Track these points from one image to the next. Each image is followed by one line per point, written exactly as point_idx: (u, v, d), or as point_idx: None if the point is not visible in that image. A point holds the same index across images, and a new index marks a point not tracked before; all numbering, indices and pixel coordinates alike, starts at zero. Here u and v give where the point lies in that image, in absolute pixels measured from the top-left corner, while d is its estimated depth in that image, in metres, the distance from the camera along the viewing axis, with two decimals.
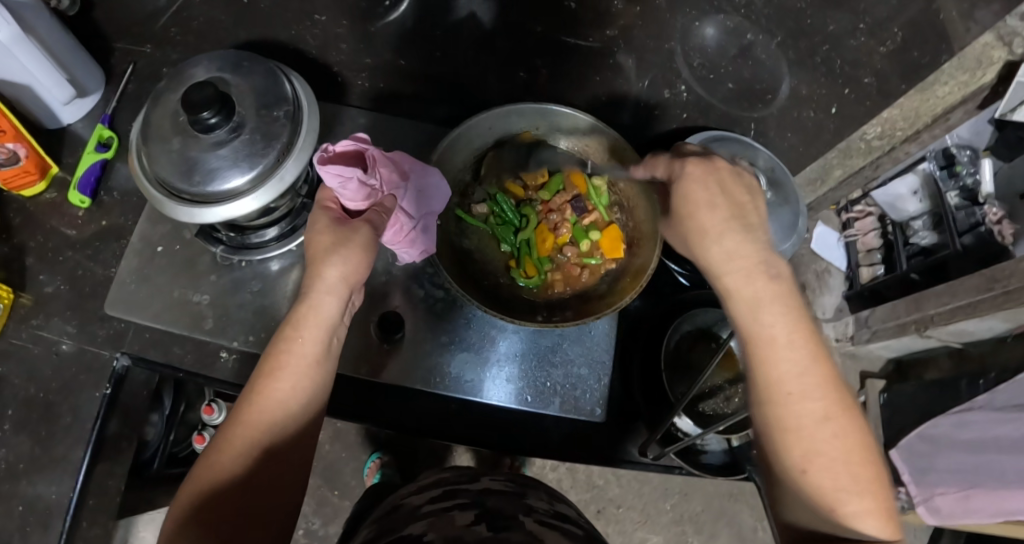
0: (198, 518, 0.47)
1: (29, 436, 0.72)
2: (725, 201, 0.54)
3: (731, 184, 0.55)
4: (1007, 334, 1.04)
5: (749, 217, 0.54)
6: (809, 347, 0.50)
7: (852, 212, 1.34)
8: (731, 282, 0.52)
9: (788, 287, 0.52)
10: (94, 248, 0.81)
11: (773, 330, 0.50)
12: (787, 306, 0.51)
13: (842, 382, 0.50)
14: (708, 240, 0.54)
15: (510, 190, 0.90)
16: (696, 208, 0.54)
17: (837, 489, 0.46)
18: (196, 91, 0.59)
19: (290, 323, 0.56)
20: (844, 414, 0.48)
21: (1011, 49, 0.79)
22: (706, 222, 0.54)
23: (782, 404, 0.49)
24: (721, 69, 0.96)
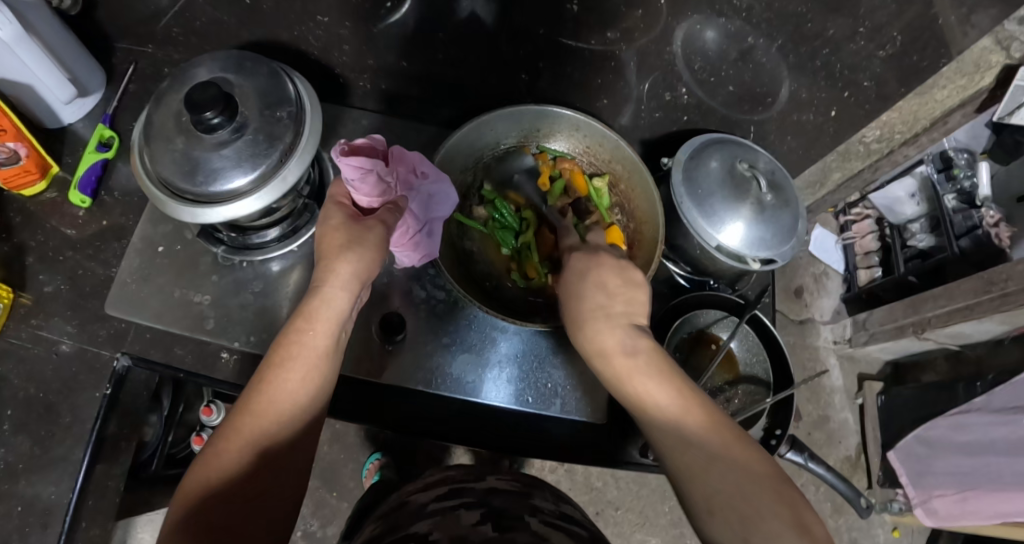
0: (198, 506, 0.47)
1: (28, 436, 0.72)
2: (600, 295, 0.63)
3: (604, 277, 0.65)
4: (1004, 337, 1.05)
5: (613, 305, 0.62)
6: (678, 401, 0.52)
7: (849, 216, 1.35)
8: (600, 365, 0.59)
9: (648, 357, 0.56)
10: (94, 248, 0.81)
11: (642, 394, 0.54)
12: (649, 372, 0.55)
13: (724, 421, 0.51)
14: (580, 328, 0.62)
15: (510, 198, 0.89)
16: (576, 301, 0.65)
17: (741, 521, 0.45)
18: (200, 91, 0.59)
19: (302, 316, 0.58)
20: (728, 447, 0.49)
21: (1010, 53, 0.85)
22: (579, 315, 0.63)
23: (671, 459, 0.50)
24: (721, 74, 0.91)
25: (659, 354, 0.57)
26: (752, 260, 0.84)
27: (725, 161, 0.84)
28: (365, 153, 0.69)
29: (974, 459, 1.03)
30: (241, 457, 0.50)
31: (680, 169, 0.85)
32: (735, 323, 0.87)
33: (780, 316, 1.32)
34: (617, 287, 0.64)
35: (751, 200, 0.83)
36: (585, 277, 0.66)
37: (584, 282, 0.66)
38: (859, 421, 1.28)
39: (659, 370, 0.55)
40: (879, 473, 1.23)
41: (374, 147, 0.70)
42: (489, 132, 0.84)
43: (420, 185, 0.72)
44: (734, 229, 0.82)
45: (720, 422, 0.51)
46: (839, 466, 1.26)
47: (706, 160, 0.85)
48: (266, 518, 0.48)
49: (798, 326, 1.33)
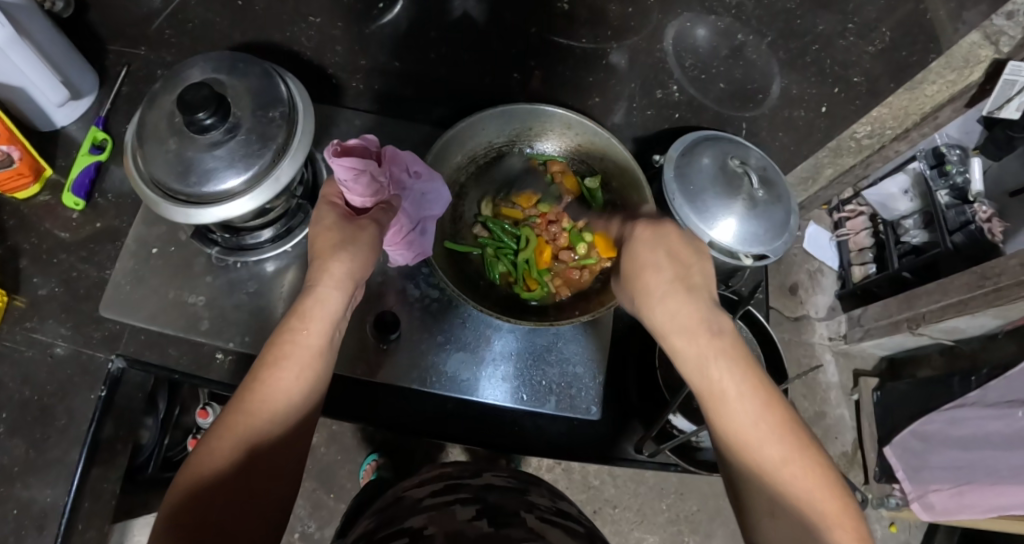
0: (192, 496, 0.47)
1: (23, 438, 0.72)
2: (672, 266, 0.61)
3: (680, 249, 0.62)
4: (998, 331, 1.05)
5: (692, 280, 0.60)
6: (758, 397, 0.52)
7: (843, 212, 1.35)
8: (675, 339, 0.57)
9: (733, 343, 0.55)
10: (88, 250, 0.81)
11: (721, 383, 0.54)
12: (730, 359, 0.54)
13: (797, 425, 0.52)
14: (655, 300, 0.60)
15: (506, 214, 0.90)
16: (646, 267, 0.62)
17: (805, 529, 0.46)
18: (192, 92, 0.59)
19: (295, 315, 0.58)
20: (802, 453, 0.50)
21: (998, 47, 0.86)
22: (656, 283, 0.61)
23: (743, 450, 0.51)
24: (713, 70, 0.92)
25: (739, 341, 0.56)
26: (745, 255, 0.84)
27: (717, 157, 0.85)
28: (358, 154, 0.69)
29: (969, 453, 1.03)
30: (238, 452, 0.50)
31: (671, 166, 0.85)
32: (728, 319, 0.87)
33: (776, 313, 1.32)
34: (695, 260, 0.61)
35: (743, 195, 0.83)
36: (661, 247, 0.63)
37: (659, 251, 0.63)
38: (856, 417, 1.30)
39: (742, 360, 0.55)
40: (875, 468, 1.24)
41: (366, 147, 0.70)
42: (483, 132, 0.84)
43: (412, 184, 0.73)
44: (726, 224, 0.83)
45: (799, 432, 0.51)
46: (836, 461, 1.27)
47: (698, 156, 0.85)
48: (261, 515, 0.48)
49: (793, 322, 1.33)
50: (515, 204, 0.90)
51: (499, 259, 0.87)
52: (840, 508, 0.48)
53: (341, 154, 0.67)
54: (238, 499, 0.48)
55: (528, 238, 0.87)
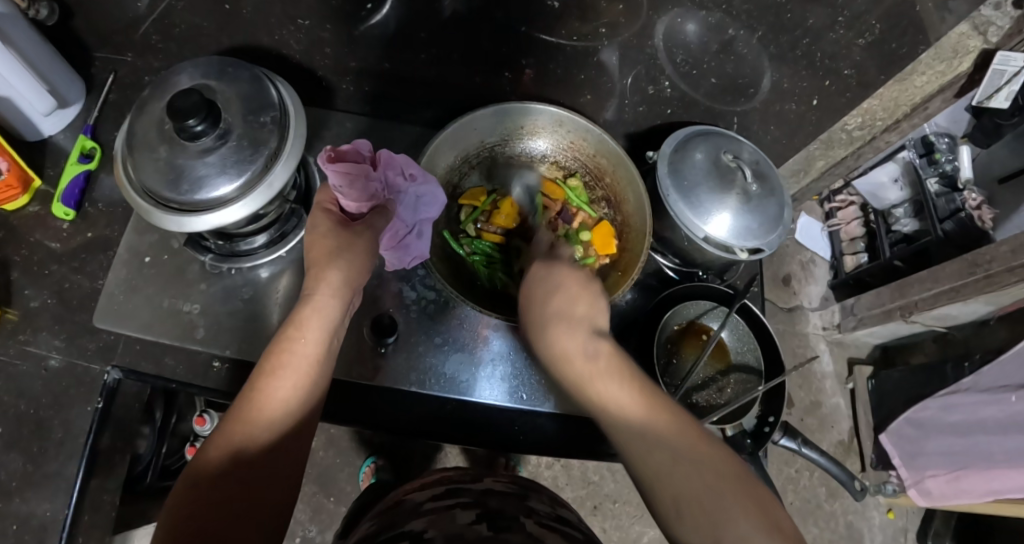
0: (183, 506, 0.47)
1: (20, 452, 0.71)
2: (560, 300, 0.64)
3: (570, 284, 0.66)
4: (990, 317, 1.06)
5: (574, 311, 0.63)
6: (632, 397, 0.53)
7: (834, 203, 1.37)
8: (561, 368, 0.59)
9: (610, 359, 0.56)
10: (80, 261, 0.80)
11: (603, 397, 0.54)
12: (611, 375, 0.55)
13: (677, 416, 0.51)
14: (543, 334, 0.63)
15: (486, 236, 0.89)
16: (540, 307, 0.65)
17: (710, 519, 0.44)
18: (182, 98, 0.58)
19: (291, 325, 0.58)
20: (684, 443, 0.48)
21: (987, 37, 0.87)
22: (543, 321, 0.64)
23: (629, 452, 0.50)
24: (704, 65, 0.90)
25: (616, 354, 0.57)
26: (740, 249, 0.84)
27: (710, 152, 0.86)
28: (352, 159, 0.69)
29: (964, 439, 1.04)
30: (225, 459, 0.50)
31: (665, 162, 0.85)
32: (725, 312, 0.87)
33: (770, 305, 1.33)
34: (573, 293, 0.65)
35: (737, 190, 0.84)
36: (544, 285, 0.67)
37: (543, 288, 0.67)
38: (850, 405, 1.31)
39: (619, 371, 0.55)
40: (872, 456, 1.25)
41: (361, 152, 0.70)
42: (474, 133, 0.84)
43: (408, 188, 0.72)
44: (721, 219, 0.83)
45: (689, 428, 0.50)
46: (832, 450, 1.28)
47: (691, 152, 0.86)
48: (257, 522, 0.48)
49: (787, 313, 1.34)
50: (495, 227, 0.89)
51: (491, 269, 0.88)
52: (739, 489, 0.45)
53: (334, 160, 0.67)
54: (225, 502, 0.48)
55: (520, 249, 0.88)
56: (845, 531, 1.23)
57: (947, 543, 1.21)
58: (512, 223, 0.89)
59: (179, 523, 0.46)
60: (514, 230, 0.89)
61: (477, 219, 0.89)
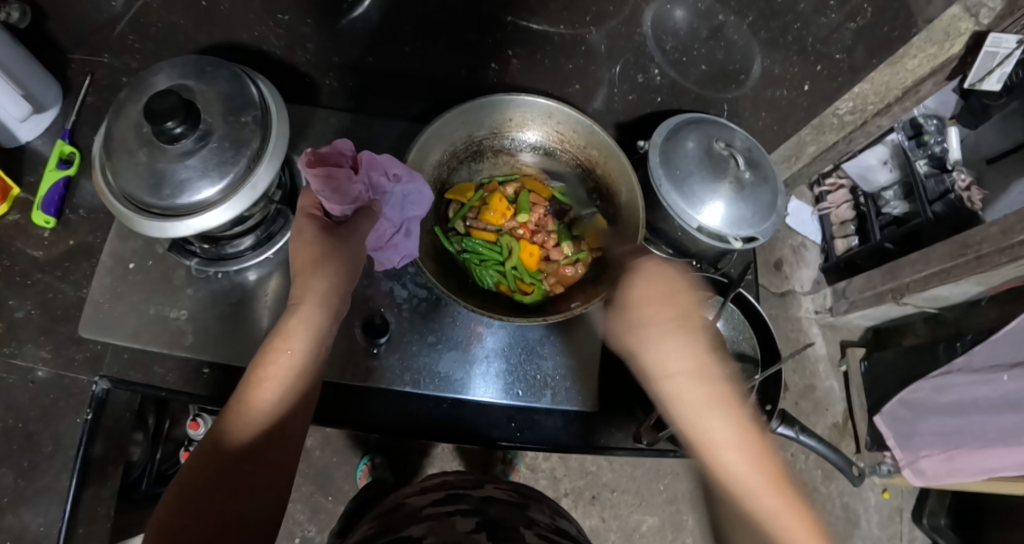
0: (170, 522, 0.47)
1: (9, 468, 0.70)
2: (667, 306, 0.56)
3: (676, 288, 0.57)
4: (981, 297, 1.07)
5: (690, 316, 0.55)
6: (751, 453, 0.50)
7: (824, 186, 1.36)
8: (664, 384, 0.53)
9: (724, 390, 0.52)
10: (63, 269, 0.78)
11: (711, 430, 0.51)
12: (724, 410, 0.51)
13: (796, 490, 0.49)
14: (638, 338, 0.55)
15: (477, 233, 0.88)
16: (643, 309, 0.56)
17: None
18: (159, 101, 0.57)
19: (277, 334, 0.57)
20: (806, 525, 0.47)
21: (979, 19, 0.83)
22: (647, 324, 0.55)
23: (737, 506, 0.48)
24: (693, 53, 0.89)
25: (732, 385, 0.53)
26: (735, 238, 0.84)
27: (703, 141, 0.84)
28: (333, 162, 0.67)
29: (958, 419, 1.05)
30: (210, 468, 0.50)
31: (656, 152, 0.85)
32: (720, 302, 0.87)
33: (763, 290, 1.33)
34: (685, 296, 0.57)
35: (730, 177, 0.83)
36: (651, 285, 0.57)
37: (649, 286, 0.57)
38: (844, 387, 1.32)
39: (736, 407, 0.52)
40: (866, 437, 1.26)
41: (342, 153, 0.68)
42: (462, 127, 0.82)
43: (393, 188, 0.70)
44: (715, 208, 0.83)
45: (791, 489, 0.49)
46: (826, 432, 1.29)
47: (683, 140, 0.84)
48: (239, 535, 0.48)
49: (779, 298, 1.35)
50: (486, 224, 0.88)
51: (483, 267, 0.86)
52: None
53: (315, 163, 0.66)
54: (212, 513, 0.47)
55: (511, 246, 0.88)
56: (841, 512, 1.25)
57: (941, 520, 1.23)
58: (503, 220, 0.89)
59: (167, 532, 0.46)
60: (505, 226, 0.89)
61: (466, 215, 0.88)
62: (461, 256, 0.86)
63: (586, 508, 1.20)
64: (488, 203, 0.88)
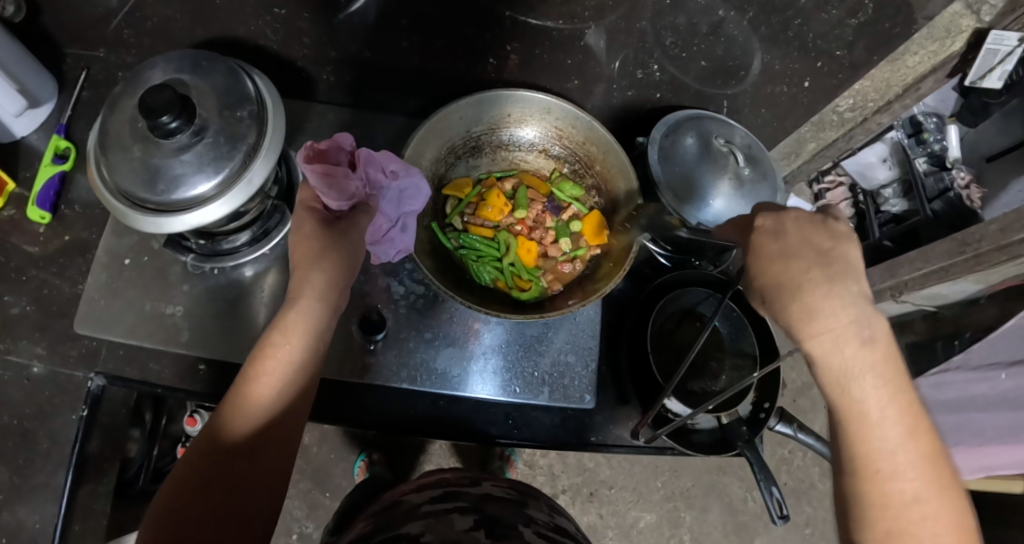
0: (169, 520, 0.47)
1: (4, 466, 0.70)
2: (817, 259, 0.52)
3: (828, 239, 0.53)
4: (981, 295, 1.06)
5: (846, 274, 0.51)
6: (905, 423, 0.49)
7: (823, 183, 1.32)
8: (813, 343, 0.51)
9: (883, 356, 0.50)
10: (59, 265, 0.78)
11: (864, 399, 0.49)
12: (881, 378, 0.49)
13: (939, 455, 0.49)
14: (790, 294, 0.52)
15: (475, 229, 0.88)
16: (791, 263, 0.52)
17: None
18: (154, 95, 0.56)
19: (275, 328, 0.56)
20: (942, 492, 0.48)
21: (979, 17, 0.82)
22: (799, 280, 0.52)
23: (875, 474, 0.48)
24: (693, 48, 0.90)
25: (892, 349, 0.51)
26: None
27: (702, 137, 0.85)
28: (332, 156, 0.67)
29: (956, 416, 1.05)
30: (207, 463, 0.50)
31: (656, 148, 0.84)
32: (718, 300, 0.86)
33: None
34: (834, 251, 0.53)
35: (729, 174, 0.83)
36: (798, 240, 0.53)
37: (796, 241, 0.53)
38: None
39: (891, 373, 0.50)
40: None
41: (341, 148, 0.68)
42: (460, 121, 0.81)
43: (389, 184, 0.70)
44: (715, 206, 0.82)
45: (938, 459, 0.49)
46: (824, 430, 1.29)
47: (682, 136, 0.85)
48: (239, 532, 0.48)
49: None
50: (483, 220, 0.88)
51: (481, 263, 0.86)
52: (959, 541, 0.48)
53: (315, 158, 0.66)
54: (206, 510, 0.48)
55: (508, 242, 0.88)
56: None
57: None
58: (500, 216, 0.88)
59: (161, 526, 0.46)
60: (503, 222, 0.89)
61: (463, 212, 0.88)
62: (458, 252, 0.86)
63: (583, 505, 1.20)
64: (484, 199, 0.87)
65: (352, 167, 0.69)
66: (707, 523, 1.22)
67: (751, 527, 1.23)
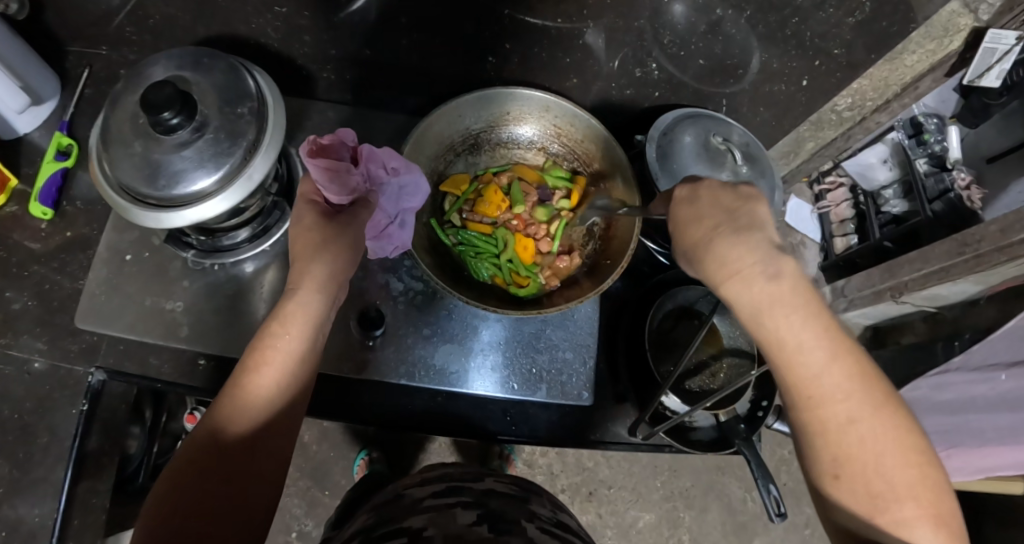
0: (169, 509, 0.47)
1: (4, 460, 0.70)
2: (720, 213, 0.53)
3: (723, 192, 0.54)
4: (980, 297, 1.06)
5: (746, 220, 0.52)
6: (828, 350, 0.48)
7: (824, 184, 1.36)
8: (729, 291, 0.51)
9: (792, 287, 0.49)
10: (60, 261, 0.78)
11: (781, 335, 0.49)
12: (794, 310, 0.48)
13: (873, 376, 0.48)
14: (701, 249, 0.53)
15: (472, 225, 0.88)
16: (696, 223, 0.54)
17: (870, 493, 0.46)
18: (154, 91, 0.56)
19: (275, 319, 0.56)
20: (875, 412, 0.47)
21: (978, 15, 0.81)
22: (703, 235, 0.53)
23: (806, 408, 0.48)
24: (691, 46, 0.91)
25: (803, 279, 0.49)
26: None
27: (700, 135, 0.85)
28: (335, 152, 0.67)
29: (956, 417, 1.04)
30: (206, 457, 0.50)
31: (654, 146, 0.85)
32: (716, 298, 0.85)
33: None
34: (739, 200, 0.54)
35: (727, 172, 0.84)
36: (705, 196, 0.55)
37: (702, 197, 0.55)
38: None
39: (806, 302, 0.48)
40: None
41: (343, 144, 0.68)
42: (459, 119, 0.81)
43: (390, 180, 0.70)
44: None
45: (871, 379, 0.48)
46: None
47: (680, 134, 0.85)
48: (240, 522, 0.48)
49: None
50: (481, 216, 0.88)
51: (479, 259, 0.87)
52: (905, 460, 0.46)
53: (317, 153, 0.66)
54: (206, 504, 0.48)
55: (506, 238, 0.88)
56: None
57: None
58: (498, 212, 0.89)
59: (161, 522, 0.46)
60: (500, 219, 0.89)
61: (462, 208, 0.89)
62: (458, 248, 0.87)
63: (583, 504, 1.20)
64: (483, 195, 0.88)
65: (353, 163, 0.68)
66: (706, 523, 1.22)
67: (750, 527, 1.22)
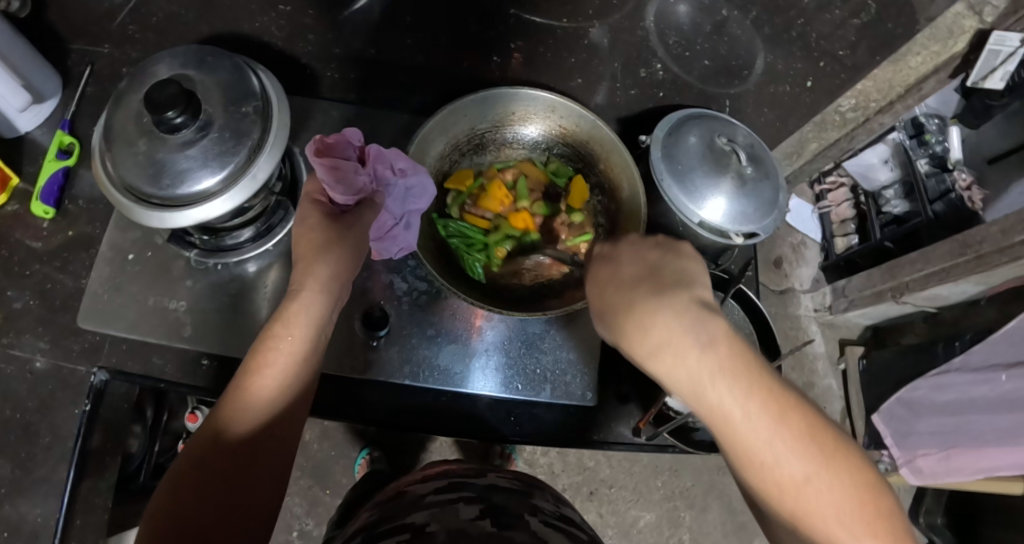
0: (169, 511, 0.47)
1: (8, 459, 0.70)
2: (645, 281, 0.53)
3: (652, 254, 0.57)
4: (980, 298, 1.07)
5: (666, 287, 0.51)
6: (769, 411, 0.44)
7: (824, 184, 1.36)
8: (657, 359, 0.49)
9: (726, 351, 0.46)
10: (62, 260, 0.78)
11: (721, 404, 0.45)
12: (729, 376, 0.45)
13: (822, 432, 0.44)
14: (625, 323, 0.52)
15: (472, 219, 0.88)
16: (617, 295, 0.54)
17: None
18: (159, 90, 0.56)
19: (279, 321, 0.56)
20: (829, 470, 0.43)
21: (982, 17, 0.85)
22: (627, 306, 0.52)
23: (755, 475, 0.45)
24: (696, 46, 0.96)
25: (736, 341, 0.46)
26: (735, 234, 0.84)
27: (704, 136, 0.85)
28: (341, 151, 0.67)
29: (957, 417, 1.05)
30: (208, 457, 0.50)
31: (658, 146, 0.85)
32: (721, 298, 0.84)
33: (763, 288, 1.33)
34: (664, 264, 0.54)
35: (732, 173, 0.83)
36: (629, 262, 0.56)
37: (627, 264, 0.57)
38: (842, 386, 1.32)
39: (743, 366, 0.45)
40: (864, 435, 1.26)
41: (350, 144, 0.68)
42: (465, 119, 0.81)
43: (397, 182, 0.70)
44: (716, 204, 0.82)
45: (820, 433, 0.44)
46: None
47: (684, 136, 0.85)
48: (243, 522, 0.48)
49: (779, 296, 1.35)
50: (483, 211, 0.89)
51: (472, 254, 0.86)
52: (865, 517, 0.42)
53: (324, 153, 0.66)
54: (208, 503, 0.47)
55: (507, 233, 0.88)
56: None
57: (937, 519, 1.25)
58: (500, 207, 0.89)
59: (164, 523, 0.46)
60: (503, 213, 0.89)
61: (464, 202, 0.88)
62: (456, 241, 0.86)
63: (584, 504, 1.20)
64: (486, 191, 0.88)
65: (360, 163, 0.69)
66: (707, 523, 1.22)
67: (750, 527, 1.23)
